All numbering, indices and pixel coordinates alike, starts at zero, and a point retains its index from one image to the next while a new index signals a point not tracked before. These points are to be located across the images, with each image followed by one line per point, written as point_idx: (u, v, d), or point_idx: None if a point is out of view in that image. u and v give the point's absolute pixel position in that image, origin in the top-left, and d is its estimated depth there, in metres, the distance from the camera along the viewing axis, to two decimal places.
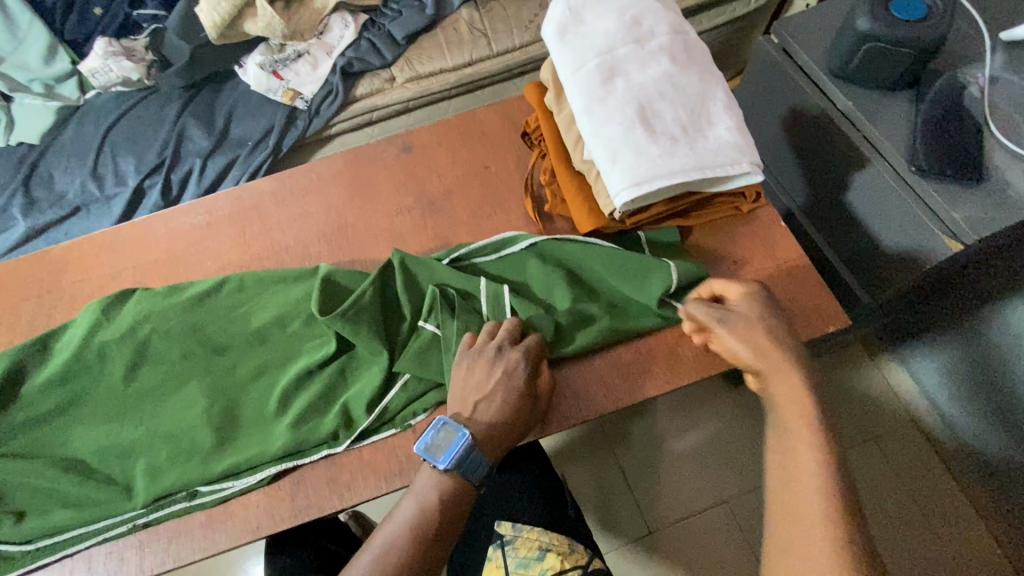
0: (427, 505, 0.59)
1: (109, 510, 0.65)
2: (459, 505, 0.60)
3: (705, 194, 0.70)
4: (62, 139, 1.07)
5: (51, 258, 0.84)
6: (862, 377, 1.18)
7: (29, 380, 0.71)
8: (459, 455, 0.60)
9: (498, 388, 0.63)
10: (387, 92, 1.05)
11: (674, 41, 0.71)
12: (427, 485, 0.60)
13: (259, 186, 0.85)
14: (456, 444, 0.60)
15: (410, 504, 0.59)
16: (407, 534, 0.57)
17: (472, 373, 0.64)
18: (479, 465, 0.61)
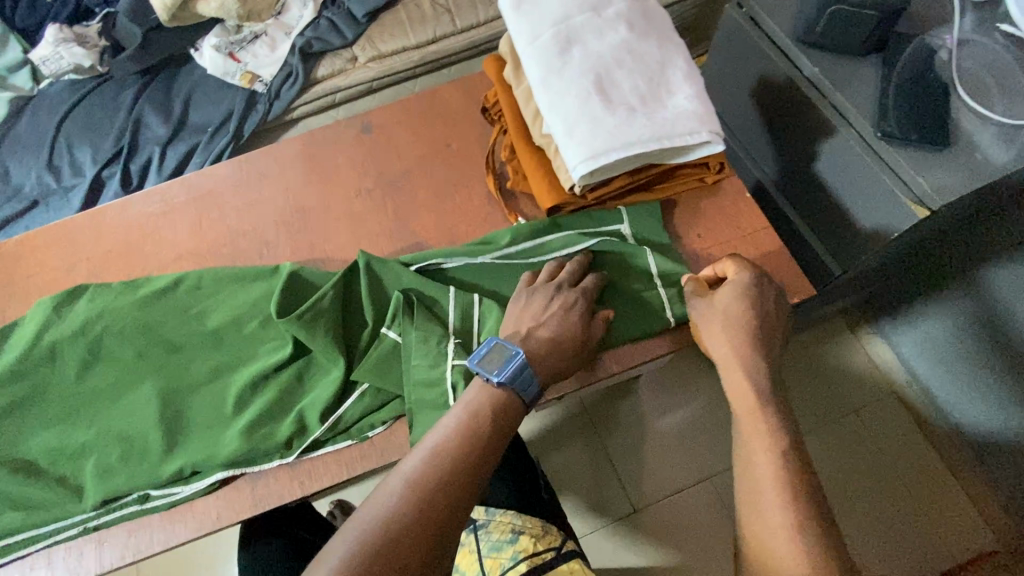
0: (471, 414, 0.54)
1: (63, 512, 0.64)
2: (506, 416, 0.55)
3: (667, 166, 0.68)
4: (15, 131, 1.03)
5: (3, 253, 0.81)
6: (843, 352, 1.16)
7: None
8: (514, 371, 0.56)
9: (554, 319, 0.62)
10: (349, 73, 1.03)
11: (632, 9, 0.69)
12: (475, 396, 0.56)
13: (215, 171, 0.83)
14: (512, 360, 0.57)
15: (455, 414, 0.55)
16: (456, 440, 0.52)
17: (527, 307, 0.63)
18: (532, 383, 0.58)
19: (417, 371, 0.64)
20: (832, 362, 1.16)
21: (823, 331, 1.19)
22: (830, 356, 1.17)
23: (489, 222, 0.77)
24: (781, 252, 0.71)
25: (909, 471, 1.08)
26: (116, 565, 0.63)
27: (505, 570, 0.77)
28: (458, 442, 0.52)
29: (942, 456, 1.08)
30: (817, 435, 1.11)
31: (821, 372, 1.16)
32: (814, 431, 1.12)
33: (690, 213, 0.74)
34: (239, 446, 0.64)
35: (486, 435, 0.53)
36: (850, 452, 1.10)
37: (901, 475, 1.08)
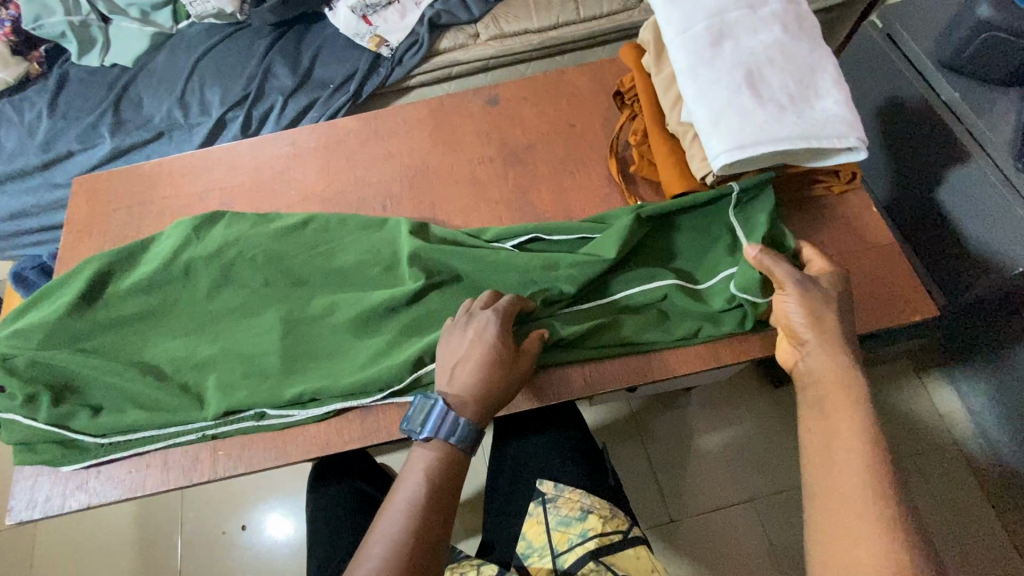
0: (428, 486, 0.57)
1: (182, 418, 0.67)
2: (453, 483, 0.59)
3: (802, 168, 0.69)
4: (154, 65, 1.10)
5: (142, 173, 0.87)
6: (905, 394, 1.15)
7: (117, 282, 0.74)
8: (437, 422, 0.59)
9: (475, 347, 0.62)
10: (470, 48, 1.05)
11: (787, 10, 0.70)
12: (416, 467, 0.59)
13: (346, 123, 0.87)
14: (434, 412, 0.60)
15: (408, 487, 0.57)
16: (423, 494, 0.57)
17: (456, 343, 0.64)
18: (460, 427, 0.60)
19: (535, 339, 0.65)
20: (894, 402, 1.15)
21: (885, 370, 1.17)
22: (891, 396, 1.15)
23: (607, 203, 0.78)
24: (905, 269, 0.70)
25: (960, 521, 1.06)
26: (228, 475, 0.66)
27: (573, 546, 0.78)
28: (419, 520, 0.55)
29: (996, 510, 1.06)
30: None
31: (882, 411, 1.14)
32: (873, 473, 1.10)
33: (813, 219, 0.74)
34: (357, 380, 0.67)
35: (436, 514, 0.56)
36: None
37: (950, 524, 1.06)
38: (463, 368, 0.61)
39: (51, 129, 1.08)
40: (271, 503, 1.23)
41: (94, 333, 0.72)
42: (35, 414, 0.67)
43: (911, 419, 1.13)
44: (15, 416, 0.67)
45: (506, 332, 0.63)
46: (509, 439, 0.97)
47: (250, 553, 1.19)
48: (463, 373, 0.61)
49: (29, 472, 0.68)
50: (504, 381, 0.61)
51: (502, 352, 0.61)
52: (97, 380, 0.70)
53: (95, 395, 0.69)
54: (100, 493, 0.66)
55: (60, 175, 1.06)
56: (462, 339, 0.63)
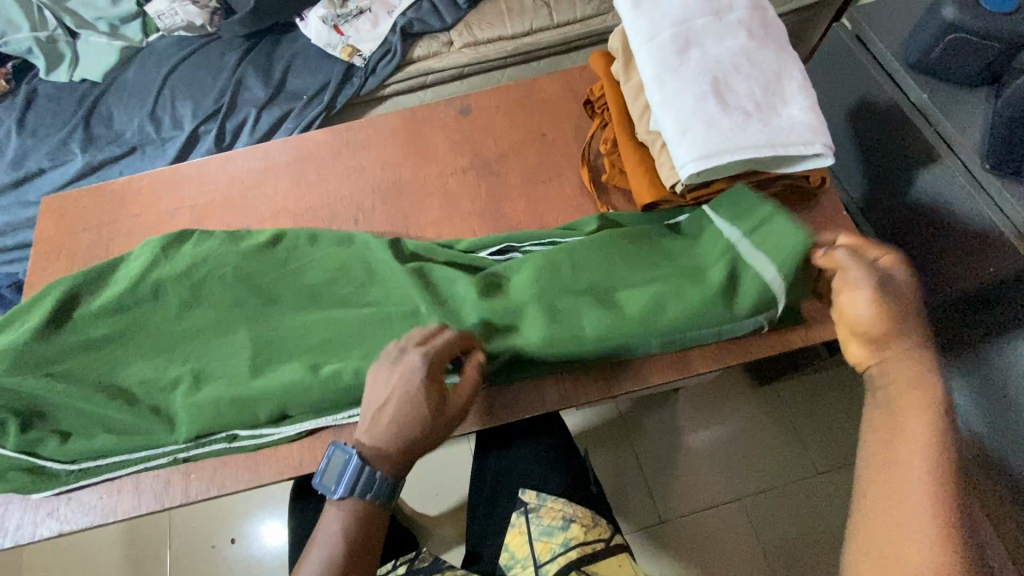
0: (353, 528, 0.57)
1: (153, 442, 0.67)
2: (379, 519, 0.59)
3: (771, 174, 0.69)
4: (124, 79, 1.09)
5: (110, 191, 0.85)
6: None
7: (84, 304, 0.73)
8: (353, 479, 0.57)
9: (395, 401, 0.58)
10: (444, 56, 1.05)
11: (752, 16, 0.70)
12: (327, 526, 0.58)
13: (317, 136, 0.86)
14: (349, 469, 0.57)
15: (319, 547, 0.57)
16: (337, 551, 0.56)
17: (385, 379, 0.59)
18: (377, 482, 0.57)
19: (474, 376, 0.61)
20: None
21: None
22: None
23: (579, 213, 0.78)
24: None
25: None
26: (201, 498, 0.66)
27: (555, 555, 0.78)
28: (343, 561, 0.56)
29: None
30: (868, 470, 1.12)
31: None
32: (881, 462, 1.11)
33: None
34: (330, 396, 0.66)
35: (360, 556, 0.57)
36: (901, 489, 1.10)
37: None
38: (386, 408, 0.58)
39: (22, 146, 1.06)
40: (261, 515, 1.22)
41: (61, 357, 0.71)
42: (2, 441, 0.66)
43: None
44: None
45: (433, 386, 0.58)
46: (491, 450, 0.95)
47: (241, 566, 1.19)
48: (387, 414, 0.58)
49: None
50: (437, 433, 0.59)
51: (426, 398, 0.58)
52: (64, 404, 0.69)
53: (62, 420, 0.69)
54: (71, 519, 0.66)
55: (31, 193, 1.05)
56: (389, 378, 0.59)
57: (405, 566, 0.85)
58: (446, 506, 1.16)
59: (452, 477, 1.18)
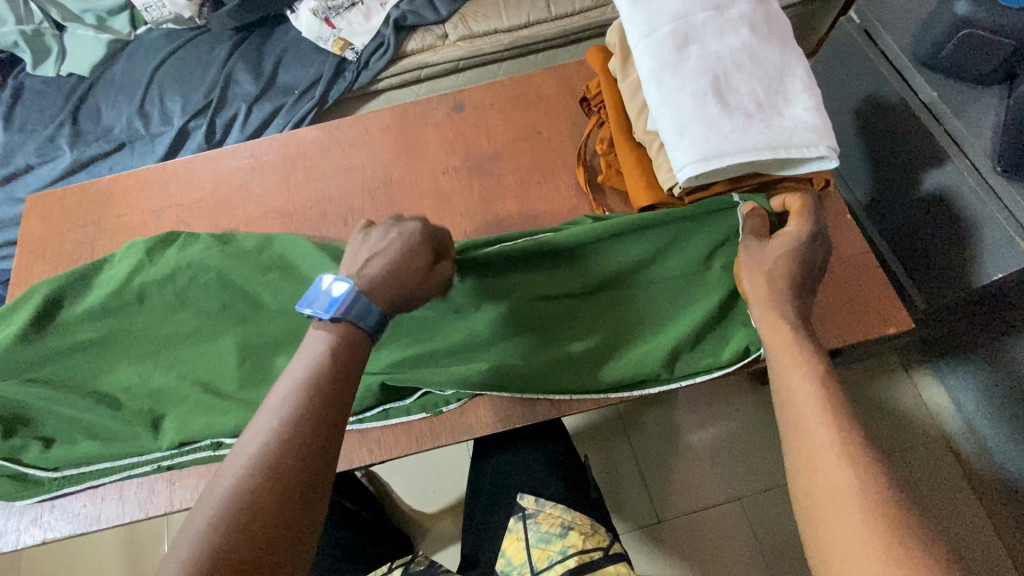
0: (322, 366, 0.49)
1: (137, 449, 0.66)
2: (351, 357, 0.51)
3: (773, 176, 0.66)
4: (112, 73, 1.07)
5: (95, 190, 0.84)
6: (893, 390, 1.14)
7: (68, 307, 0.72)
8: (346, 303, 0.53)
9: (391, 246, 0.60)
10: (438, 50, 1.02)
11: (756, 11, 0.67)
12: (309, 350, 0.51)
13: (306, 133, 0.84)
14: (342, 295, 0.53)
15: (295, 371, 0.49)
16: (310, 384, 0.48)
17: (370, 237, 0.61)
18: (369, 313, 0.54)
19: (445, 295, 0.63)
20: (881, 398, 1.14)
21: (871, 365, 1.16)
22: (879, 392, 1.14)
23: (574, 215, 0.75)
24: (881, 277, 0.68)
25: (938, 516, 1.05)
26: (186, 506, 0.65)
27: (552, 563, 0.77)
28: (309, 392, 0.47)
29: (983, 503, 1.05)
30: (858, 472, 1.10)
31: (870, 407, 1.14)
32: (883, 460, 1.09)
33: None
34: None
35: (330, 388, 0.48)
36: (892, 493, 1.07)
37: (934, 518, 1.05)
38: (380, 258, 0.59)
39: (9, 142, 1.05)
40: None
41: (44, 361, 0.70)
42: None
43: (900, 416, 1.12)
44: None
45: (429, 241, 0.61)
46: (490, 452, 0.93)
47: None
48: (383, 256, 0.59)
49: None
50: (414, 284, 0.59)
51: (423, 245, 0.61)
52: (48, 410, 0.68)
53: (46, 426, 0.67)
54: (54, 527, 0.65)
55: (19, 189, 1.03)
56: (382, 234, 0.61)
57: (401, 568, 0.85)
58: (442, 505, 1.15)
59: (440, 480, 1.16)
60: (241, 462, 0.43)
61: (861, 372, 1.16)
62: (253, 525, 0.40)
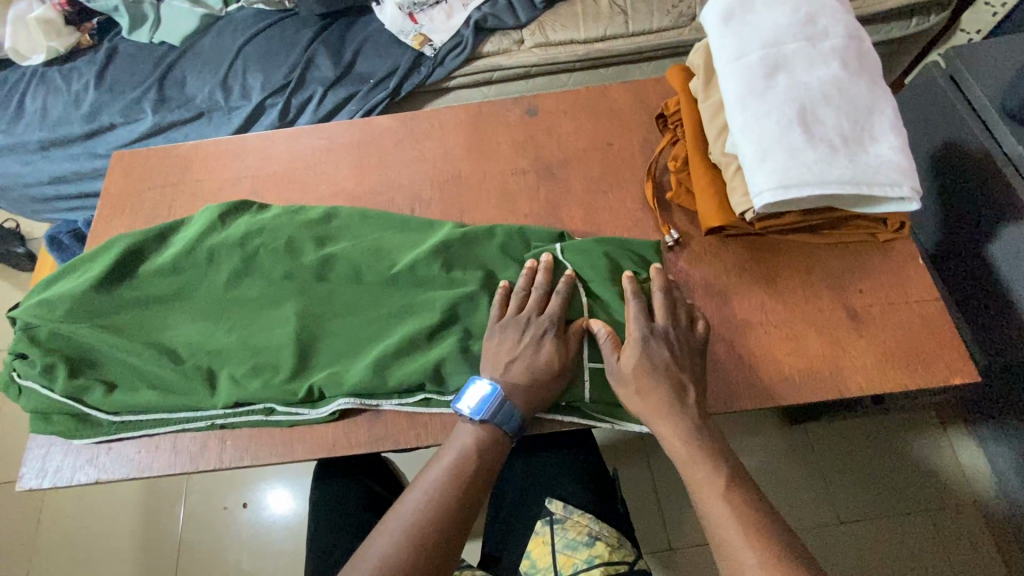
0: (467, 456, 0.60)
1: (191, 405, 0.67)
2: (491, 454, 0.61)
3: (846, 212, 0.66)
4: (200, 45, 1.12)
5: (177, 154, 0.88)
6: (924, 447, 1.11)
7: (143, 262, 0.75)
8: (493, 407, 0.61)
9: (526, 353, 0.63)
10: (513, 54, 1.04)
11: (848, 46, 0.67)
12: (460, 436, 0.62)
13: (383, 122, 0.87)
14: (489, 397, 0.61)
15: (448, 454, 0.61)
16: (454, 469, 0.60)
17: (501, 337, 0.65)
18: (510, 416, 0.62)
19: (491, 350, 0.65)
20: (910, 454, 1.11)
21: (904, 419, 1.14)
22: (909, 448, 1.12)
23: (638, 227, 0.75)
24: (948, 325, 0.66)
25: None
26: (233, 465, 0.67)
27: (577, 571, 0.76)
28: (452, 486, 0.59)
29: None
30: (875, 525, 1.07)
31: (898, 462, 1.11)
32: (906, 518, 1.07)
33: (854, 266, 0.70)
34: (369, 381, 0.66)
35: (470, 486, 0.59)
36: (888, 547, 1.05)
37: None
38: (519, 364, 0.63)
39: (97, 101, 1.10)
40: (272, 482, 1.26)
41: (114, 309, 0.72)
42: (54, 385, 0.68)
43: (929, 475, 1.10)
44: (36, 386, 0.69)
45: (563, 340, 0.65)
46: (519, 454, 0.94)
47: (249, 531, 1.22)
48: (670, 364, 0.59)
49: (42, 440, 0.69)
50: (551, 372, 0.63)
51: None
52: (112, 357, 0.70)
53: (109, 371, 0.70)
54: (108, 469, 0.67)
55: (100, 146, 1.08)
56: (517, 332, 0.65)
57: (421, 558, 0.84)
58: None
59: (411, 464, 1.16)
60: (399, 521, 0.57)
61: (892, 424, 1.14)
62: None
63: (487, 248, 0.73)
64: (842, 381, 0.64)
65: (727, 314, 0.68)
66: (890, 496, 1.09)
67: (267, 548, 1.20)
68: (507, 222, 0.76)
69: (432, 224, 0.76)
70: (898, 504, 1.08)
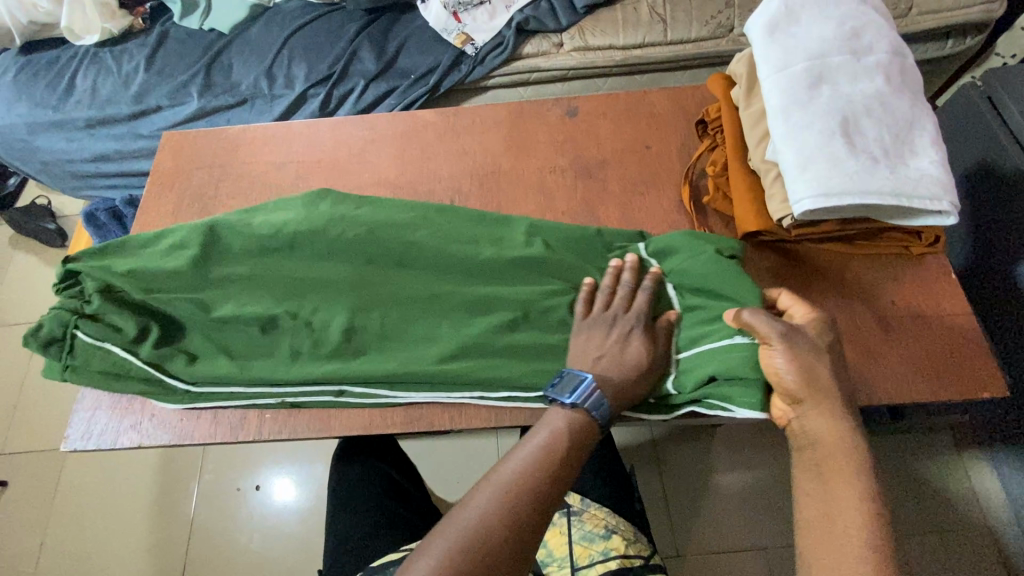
0: (562, 441, 0.59)
1: (268, 381, 0.69)
2: (584, 442, 0.60)
3: (882, 224, 0.67)
4: (248, 34, 1.15)
5: (226, 137, 0.90)
6: (937, 467, 1.12)
7: (222, 235, 0.75)
8: (586, 394, 0.61)
9: (611, 351, 0.64)
10: (552, 57, 1.07)
11: (892, 61, 0.69)
12: (555, 421, 0.60)
13: (426, 115, 0.89)
14: (582, 385, 0.61)
15: (541, 435, 0.59)
16: (547, 451, 0.58)
17: (591, 337, 0.66)
18: (601, 406, 0.61)
19: (577, 348, 0.66)
20: (923, 474, 1.11)
21: (917, 438, 1.14)
22: (922, 467, 1.12)
23: (674, 229, 0.77)
24: (978, 340, 0.67)
25: None
26: (272, 438, 0.69)
27: (593, 562, 0.78)
28: (544, 467, 0.57)
29: None
30: None
31: (910, 480, 1.11)
32: (916, 537, 1.07)
33: (886, 278, 0.71)
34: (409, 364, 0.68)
35: (562, 470, 0.57)
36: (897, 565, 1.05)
37: None
38: (606, 359, 0.64)
39: (145, 82, 1.13)
40: (281, 466, 1.29)
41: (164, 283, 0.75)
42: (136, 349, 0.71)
43: (940, 495, 1.10)
44: (108, 343, 0.71)
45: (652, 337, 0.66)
46: None
47: (257, 512, 1.25)
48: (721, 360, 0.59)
49: (88, 404, 0.72)
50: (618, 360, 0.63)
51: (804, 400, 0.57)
52: (197, 329, 0.73)
53: (189, 342, 0.72)
54: (150, 435, 0.70)
55: (145, 127, 1.11)
56: (605, 330, 0.66)
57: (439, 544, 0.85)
58: None
59: (428, 458, 1.17)
60: (491, 495, 0.55)
61: (905, 443, 1.14)
62: (481, 557, 0.51)
63: (526, 243, 0.75)
64: (871, 389, 0.65)
65: None
66: (901, 514, 1.09)
67: (276, 529, 1.23)
68: (546, 217, 0.78)
69: (472, 215, 0.77)
70: (908, 522, 1.08)
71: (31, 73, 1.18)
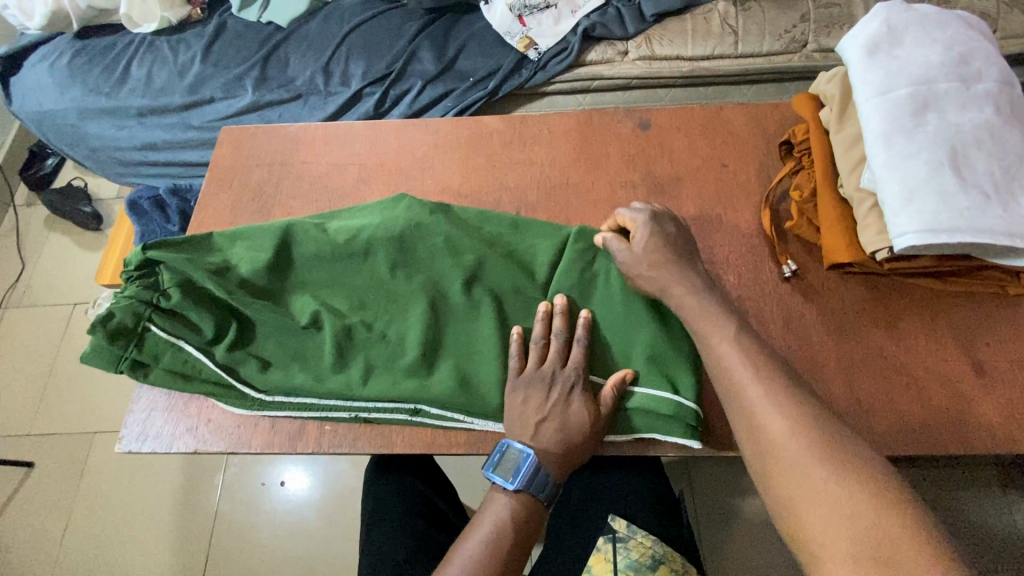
0: (509, 530, 0.62)
1: (343, 394, 0.67)
2: (528, 529, 0.63)
3: (984, 262, 0.64)
4: (306, 29, 1.14)
5: (287, 134, 0.89)
6: (988, 510, 1.06)
7: (300, 244, 0.74)
8: (528, 475, 0.62)
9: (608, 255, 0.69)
10: (616, 65, 1.04)
11: (1002, 90, 0.65)
12: (496, 508, 0.63)
13: (491, 121, 0.86)
14: (524, 464, 0.62)
15: (489, 523, 0.63)
16: (506, 547, 0.61)
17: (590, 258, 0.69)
18: (546, 483, 0.63)
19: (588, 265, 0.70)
20: (973, 516, 1.06)
21: (967, 477, 1.09)
22: (972, 509, 1.07)
23: (752, 254, 0.73)
24: None
25: None
26: (332, 450, 0.67)
27: None
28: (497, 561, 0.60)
29: None
30: None
31: (959, 522, 1.06)
32: None
33: (981, 317, 0.67)
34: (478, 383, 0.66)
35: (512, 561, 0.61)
36: None
37: None
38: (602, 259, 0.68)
39: (201, 73, 1.12)
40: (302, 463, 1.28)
41: None
42: (210, 350, 0.70)
43: (991, 540, 1.04)
44: (182, 342, 0.70)
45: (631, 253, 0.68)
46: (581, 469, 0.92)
47: (277, 507, 1.23)
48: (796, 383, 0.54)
49: (145, 404, 0.71)
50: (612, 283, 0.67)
51: None
52: (272, 336, 0.71)
53: (263, 348, 0.71)
54: (206, 441, 0.68)
55: (196, 118, 1.10)
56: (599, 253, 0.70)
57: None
58: None
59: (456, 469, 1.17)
60: None
61: (954, 483, 1.08)
62: None
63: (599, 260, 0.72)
64: (967, 437, 0.61)
65: (846, 354, 0.66)
66: None
67: (296, 526, 1.21)
68: None
69: (543, 228, 0.75)
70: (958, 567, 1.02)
71: (88, 58, 1.17)
